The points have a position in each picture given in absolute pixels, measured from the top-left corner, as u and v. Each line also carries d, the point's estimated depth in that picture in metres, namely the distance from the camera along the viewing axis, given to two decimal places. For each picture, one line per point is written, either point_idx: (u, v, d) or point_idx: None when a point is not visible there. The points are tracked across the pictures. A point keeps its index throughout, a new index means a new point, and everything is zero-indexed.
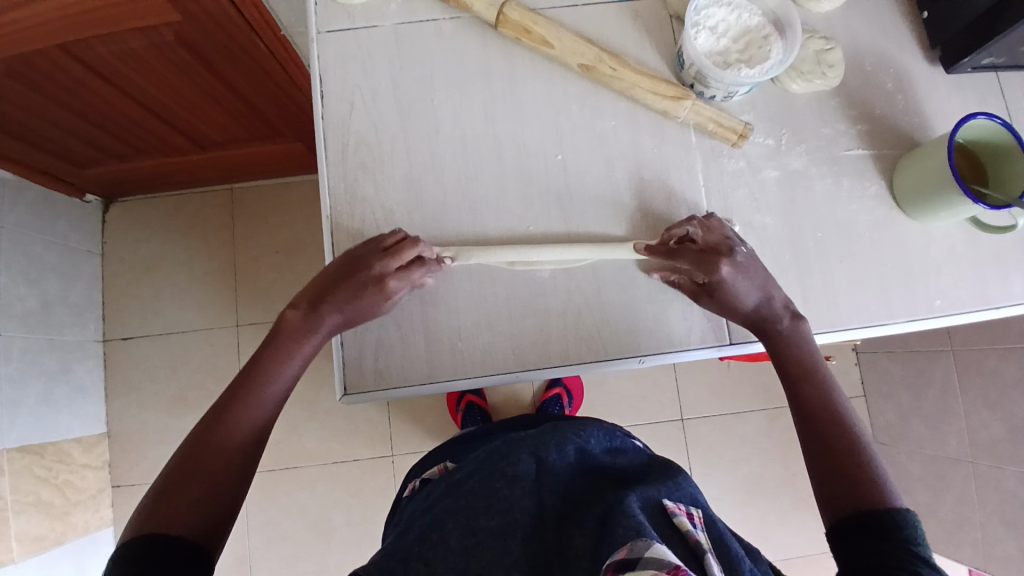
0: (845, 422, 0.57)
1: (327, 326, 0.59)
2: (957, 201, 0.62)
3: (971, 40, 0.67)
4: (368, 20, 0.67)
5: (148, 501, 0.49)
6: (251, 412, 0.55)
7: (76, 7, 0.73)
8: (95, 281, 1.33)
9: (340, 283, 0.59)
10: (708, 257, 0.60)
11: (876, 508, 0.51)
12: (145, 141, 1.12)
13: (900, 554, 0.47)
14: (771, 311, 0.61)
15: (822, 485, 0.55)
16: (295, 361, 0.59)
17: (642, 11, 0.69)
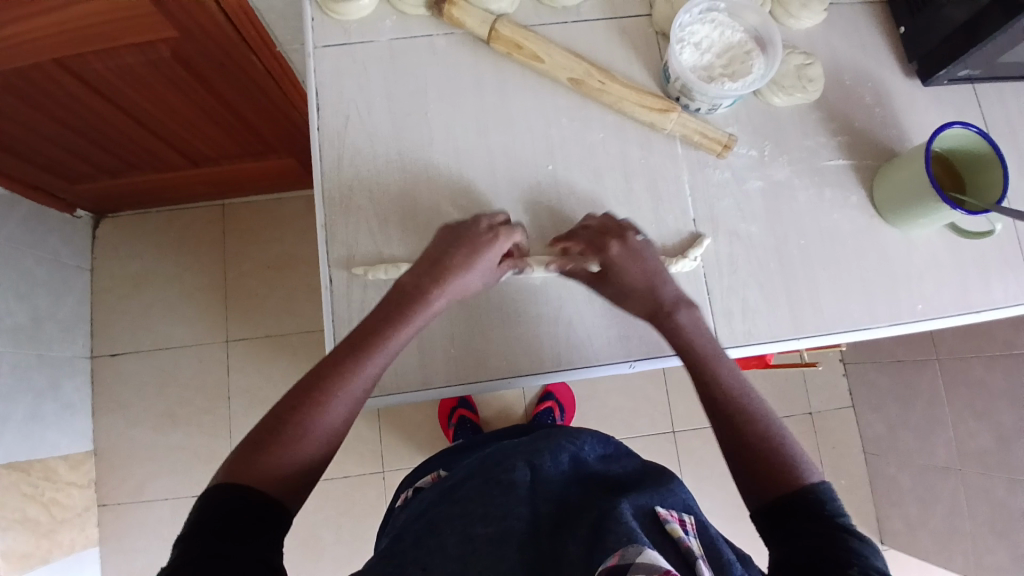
0: (752, 403, 0.55)
1: (442, 300, 0.58)
2: (936, 207, 0.64)
3: (945, 55, 0.70)
4: (363, 35, 0.69)
5: (243, 451, 0.48)
6: (356, 380, 0.53)
7: (72, 24, 0.74)
8: (84, 296, 1.33)
9: (461, 256, 0.59)
10: (599, 241, 0.62)
11: (798, 490, 0.48)
12: (138, 157, 1.13)
13: (832, 535, 0.44)
14: (662, 292, 0.61)
15: (743, 477, 0.51)
16: (407, 331, 0.56)
17: (629, 28, 0.72)
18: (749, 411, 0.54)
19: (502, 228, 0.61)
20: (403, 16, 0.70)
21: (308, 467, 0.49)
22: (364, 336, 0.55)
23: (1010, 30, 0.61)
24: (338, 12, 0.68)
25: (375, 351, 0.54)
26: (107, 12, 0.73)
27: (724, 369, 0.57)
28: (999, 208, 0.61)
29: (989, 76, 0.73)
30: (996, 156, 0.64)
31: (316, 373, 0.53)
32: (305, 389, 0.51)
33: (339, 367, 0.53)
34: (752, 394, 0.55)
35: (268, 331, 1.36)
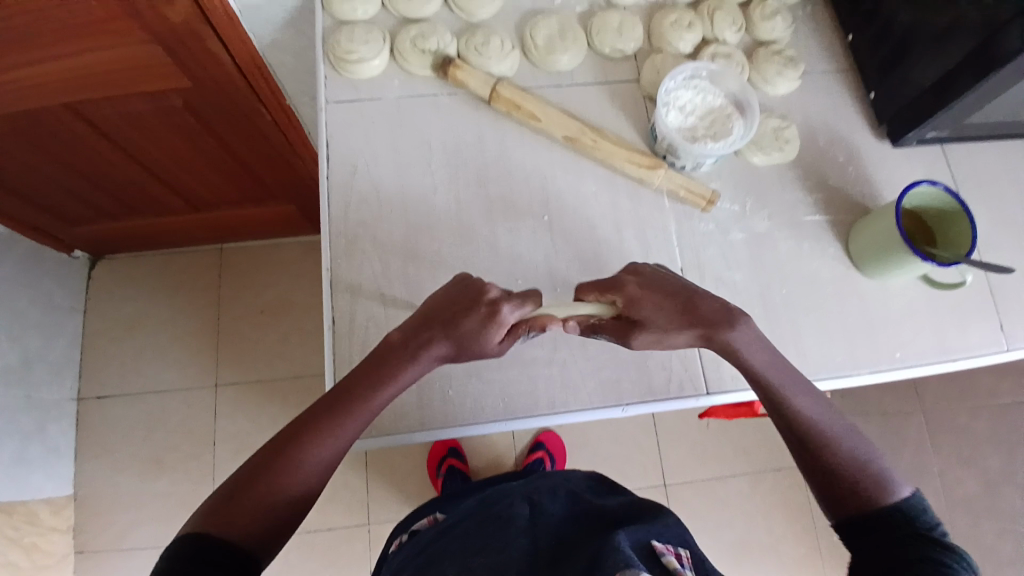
0: (824, 421, 0.57)
1: (429, 360, 0.56)
2: (908, 260, 0.68)
3: (913, 117, 0.76)
4: (372, 92, 0.74)
5: (221, 497, 0.50)
6: (334, 434, 0.54)
7: (88, 71, 0.79)
8: (75, 338, 1.33)
9: (453, 320, 0.55)
10: (610, 286, 0.60)
11: (883, 504, 0.52)
12: (141, 201, 1.16)
13: (918, 543, 0.48)
14: (693, 325, 0.58)
15: (820, 489, 0.55)
16: (388, 390, 0.55)
17: (619, 91, 0.77)
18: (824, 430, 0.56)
19: (506, 300, 0.55)
20: (410, 76, 0.75)
21: (277, 518, 0.50)
22: (347, 389, 0.55)
23: (978, 90, 0.67)
24: (349, 71, 0.73)
25: (356, 405, 0.55)
26: (124, 62, 0.78)
27: (793, 388, 0.58)
28: (972, 260, 0.65)
29: (957, 133, 0.79)
30: (963, 211, 0.68)
31: (298, 423, 0.54)
32: (286, 439, 0.53)
33: (319, 422, 0.54)
34: (827, 414, 0.57)
35: (258, 377, 1.35)
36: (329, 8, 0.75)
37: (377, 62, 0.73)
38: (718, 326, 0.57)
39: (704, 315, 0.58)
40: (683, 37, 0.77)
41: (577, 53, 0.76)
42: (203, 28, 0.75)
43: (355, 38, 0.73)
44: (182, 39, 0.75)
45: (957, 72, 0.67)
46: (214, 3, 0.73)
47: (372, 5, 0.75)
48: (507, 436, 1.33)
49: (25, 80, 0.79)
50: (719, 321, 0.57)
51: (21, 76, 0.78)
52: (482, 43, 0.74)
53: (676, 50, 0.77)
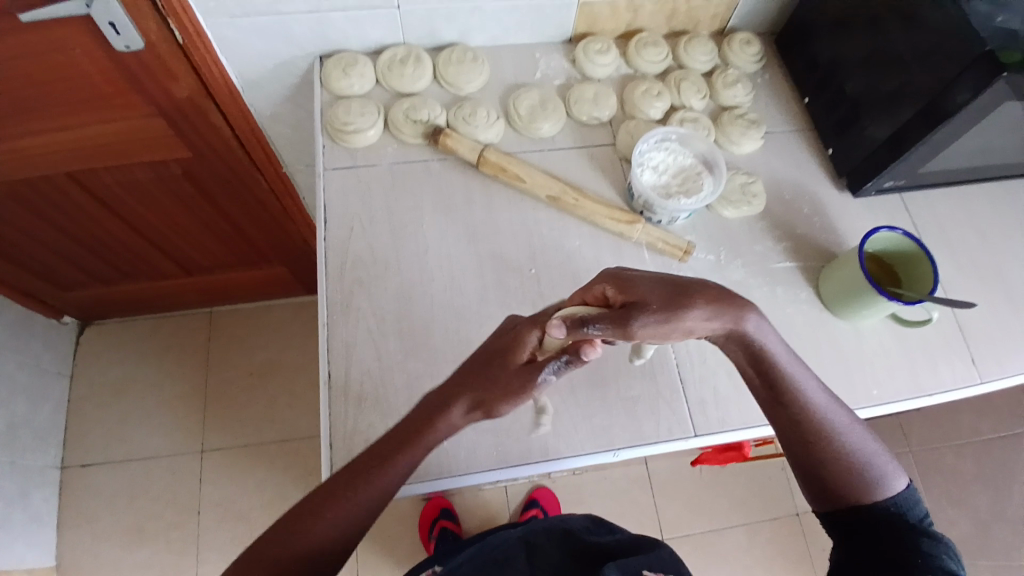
0: (833, 421, 0.56)
1: (459, 417, 0.56)
2: (875, 300, 0.72)
3: (870, 169, 0.82)
4: (367, 159, 0.79)
5: (242, 560, 0.52)
6: (360, 499, 0.54)
7: (93, 142, 0.83)
8: (61, 404, 1.31)
9: (491, 368, 0.56)
10: (596, 279, 0.57)
11: (876, 501, 0.56)
12: (135, 265, 1.19)
13: (908, 537, 0.54)
14: (694, 295, 0.53)
15: (814, 487, 0.58)
16: (415, 456, 0.55)
17: (597, 154, 0.83)
18: (831, 430, 0.56)
19: (529, 321, 0.57)
20: (403, 144, 0.80)
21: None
22: (373, 455, 0.55)
23: (929, 141, 0.73)
24: (346, 140, 0.78)
25: (383, 473, 0.55)
26: (128, 133, 0.83)
27: (805, 388, 0.56)
28: (936, 297, 0.69)
29: (913, 186, 0.85)
30: (921, 252, 0.73)
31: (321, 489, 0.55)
32: (313, 506, 0.54)
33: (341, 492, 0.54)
34: (832, 410, 0.57)
35: (245, 441, 1.33)
36: (328, 84, 0.81)
37: (372, 132, 0.79)
38: (717, 297, 0.54)
39: (701, 287, 0.54)
40: (653, 105, 0.84)
41: (557, 121, 0.82)
42: (206, 101, 0.81)
43: (352, 111, 0.78)
44: (185, 110, 0.81)
45: (912, 123, 0.73)
46: (218, 79, 0.79)
47: (368, 81, 0.82)
48: (500, 495, 1.32)
49: (29, 149, 0.83)
50: (719, 292, 0.54)
51: (29, 147, 0.82)
52: (470, 113, 0.80)
53: (648, 116, 0.84)
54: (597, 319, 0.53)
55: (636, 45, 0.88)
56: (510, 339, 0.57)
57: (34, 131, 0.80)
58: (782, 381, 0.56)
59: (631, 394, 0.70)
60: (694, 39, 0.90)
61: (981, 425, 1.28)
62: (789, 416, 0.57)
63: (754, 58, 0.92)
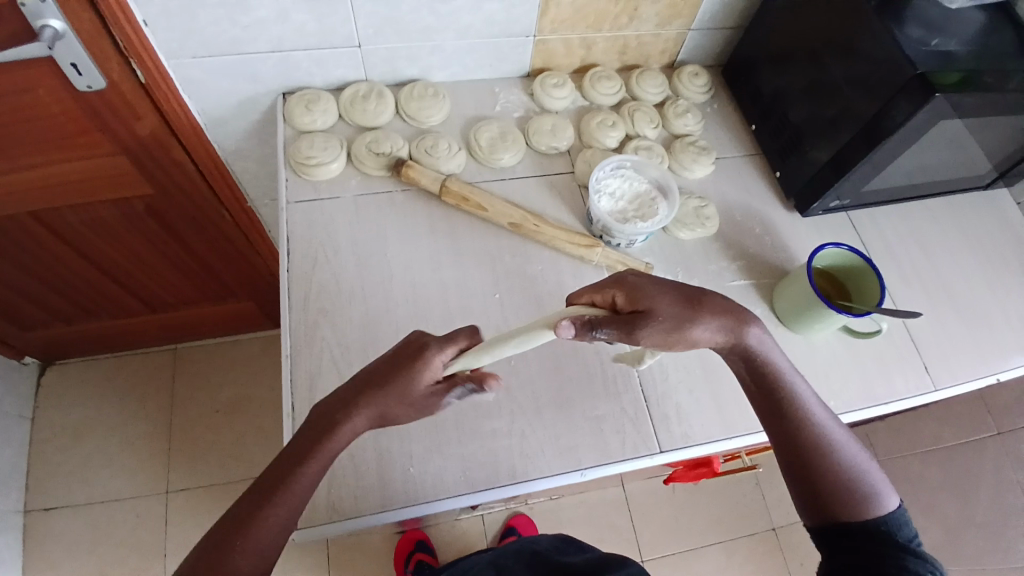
0: (828, 431, 0.59)
1: (360, 424, 0.53)
2: (826, 314, 0.75)
3: (814, 190, 0.86)
4: (332, 191, 0.80)
5: None
6: (269, 527, 0.50)
7: (56, 180, 0.83)
8: (22, 447, 1.26)
9: (392, 386, 0.53)
10: (608, 284, 0.59)
11: (869, 516, 0.56)
12: (98, 303, 1.16)
13: (896, 554, 0.53)
14: (703, 310, 0.57)
15: (806, 502, 0.58)
16: (315, 472, 0.52)
17: (556, 182, 0.86)
18: (825, 441, 0.58)
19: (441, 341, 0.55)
20: (366, 176, 0.82)
21: None
22: (276, 476, 0.52)
23: (869, 159, 0.78)
24: (310, 173, 0.80)
25: (289, 491, 0.51)
26: (92, 171, 0.83)
27: (802, 397, 0.59)
28: (881, 308, 0.73)
29: (855, 205, 0.90)
30: (867, 266, 0.77)
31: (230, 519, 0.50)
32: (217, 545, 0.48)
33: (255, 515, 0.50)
34: (827, 423, 0.59)
35: (213, 480, 1.30)
36: (291, 120, 0.82)
37: (335, 165, 0.80)
38: (724, 312, 0.58)
39: (709, 301, 0.58)
40: (608, 134, 0.88)
41: (516, 151, 0.85)
42: (170, 139, 0.82)
43: (315, 145, 0.80)
44: (149, 148, 0.81)
45: (853, 143, 0.78)
46: (182, 117, 0.80)
47: (331, 117, 0.84)
48: (478, 524, 1.30)
49: None
50: (725, 307, 0.58)
51: None
52: (432, 146, 0.83)
53: (604, 145, 0.88)
54: (607, 325, 0.55)
55: (590, 79, 0.93)
56: (413, 357, 0.54)
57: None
58: (780, 388, 0.59)
59: (595, 414, 0.71)
60: (645, 73, 0.95)
61: (940, 432, 1.33)
62: (784, 425, 0.59)
63: (701, 89, 0.97)
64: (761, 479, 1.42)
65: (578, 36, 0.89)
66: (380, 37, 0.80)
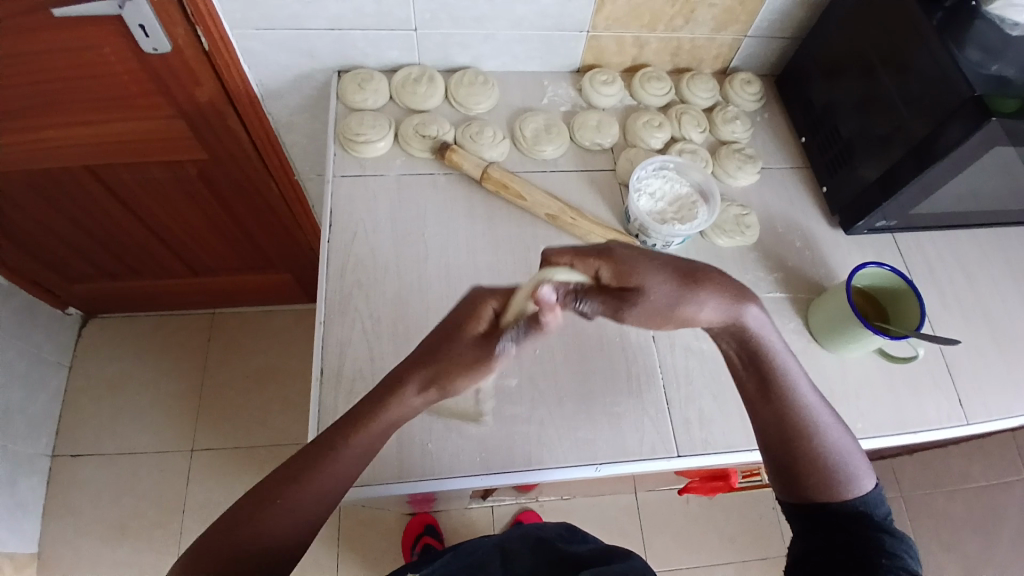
0: (817, 417, 0.57)
1: (414, 396, 0.54)
2: (862, 333, 0.73)
3: (862, 206, 0.84)
4: (376, 169, 0.82)
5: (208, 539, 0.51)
6: (325, 478, 0.53)
7: (115, 137, 0.87)
8: (57, 394, 1.32)
9: (444, 350, 0.54)
10: (593, 254, 0.56)
11: (846, 501, 0.55)
12: (141, 262, 1.21)
13: (873, 538, 0.53)
14: (698, 287, 0.54)
15: (784, 484, 0.58)
16: (380, 430, 0.55)
17: (597, 178, 0.86)
18: (810, 425, 0.57)
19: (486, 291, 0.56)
20: (410, 157, 0.83)
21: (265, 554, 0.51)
22: (335, 432, 0.54)
23: (919, 181, 0.75)
24: (357, 150, 0.82)
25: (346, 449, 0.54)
26: (148, 132, 0.87)
27: (795, 381, 0.57)
28: (920, 333, 0.70)
29: (903, 227, 0.87)
30: (908, 288, 0.74)
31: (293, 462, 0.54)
32: (279, 480, 0.53)
33: (318, 462, 0.53)
34: (812, 406, 0.57)
35: (235, 443, 1.34)
36: (343, 97, 0.85)
37: (382, 144, 0.82)
38: (720, 287, 0.55)
39: (705, 277, 0.55)
40: (653, 135, 0.87)
41: (560, 144, 0.86)
42: (226, 107, 0.85)
43: (364, 123, 0.82)
44: (206, 115, 0.85)
45: (904, 163, 0.76)
46: (240, 87, 0.83)
47: (382, 97, 0.86)
48: (487, 514, 1.31)
49: (53, 138, 0.86)
50: (721, 282, 0.55)
51: (51, 135, 0.85)
52: (477, 132, 0.84)
53: (648, 146, 0.88)
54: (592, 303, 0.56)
55: (640, 79, 0.92)
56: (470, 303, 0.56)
57: (58, 123, 0.84)
58: (773, 371, 0.57)
59: (618, 410, 0.71)
60: (696, 77, 0.94)
61: (970, 470, 1.28)
62: (772, 407, 0.57)
63: (753, 97, 0.96)
64: None
65: (631, 35, 0.88)
66: (435, 22, 0.81)
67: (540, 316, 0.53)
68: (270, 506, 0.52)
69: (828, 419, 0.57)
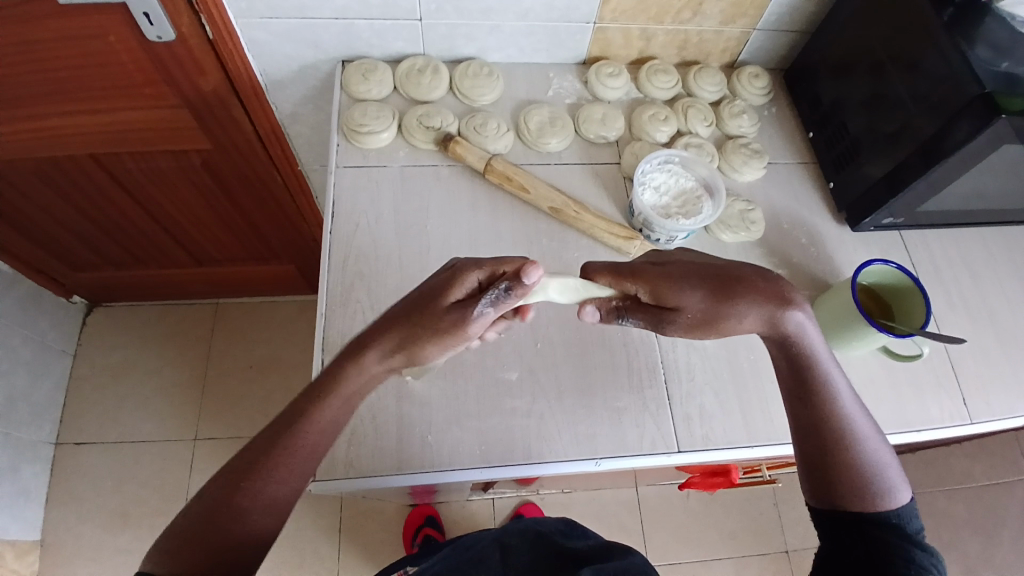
0: (857, 425, 0.57)
1: (377, 360, 0.55)
2: (866, 332, 0.73)
3: (868, 204, 0.83)
4: (379, 161, 0.82)
5: (181, 520, 0.51)
6: (291, 458, 0.54)
7: (119, 125, 0.87)
8: (61, 382, 1.33)
9: (417, 314, 0.54)
10: (626, 275, 0.59)
11: (880, 511, 0.55)
12: (146, 251, 1.21)
13: (902, 549, 0.53)
14: (741, 297, 0.54)
15: (816, 490, 0.58)
16: (339, 406, 0.55)
17: (601, 172, 0.86)
18: (848, 434, 0.57)
19: (473, 264, 0.54)
20: (414, 149, 0.83)
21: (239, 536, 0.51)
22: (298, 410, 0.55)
23: (926, 179, 0.74)
24: (360, 141, 0.81)
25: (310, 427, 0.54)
26: (154, 122, 0.86)
27: (837, 388, 0.58)
28: (925, 332, 0.70)
29: (910, 225, 0.86)
30: (913, 286, 0.73)
31: (263, 444, 0.54)
32: (248, 462, 0.53)
33: (285, 441, 0.54)
34: (852, 417, 0.57)
35: (237, 432, 1.34)
36: (346, 88, 0.84)
37: (385, 135, 0.81)
38: (765, 294, 0.55)
39: (747, 287, 0.55)
40: (659, 128, 0.87)
41: (564, 137, 0.85)
42: (230, 97, 0.85)
43: (368, 114, 0.82)
44: (211, 105, 0.84)
45: (910, 161, 0.75)
46: (244, 77, 0.83)
47: (386, 88, 0.85)
48: (488, 506, 1.31)
49: (58, 126, 0.86)
50: (764, 290, 0.55)
51: (56, 122, 0.85)
52: (481, 124, 0.83)
53: (654, 140, 0.87)
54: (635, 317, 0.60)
55: (647, 72, 0.91)
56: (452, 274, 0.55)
57: (63, 110, 0.84)
58: (817, 378, 0.57)
59: (618, 406, 0.71)
60: (703, 70, 0.93)
61: (972, 470, 1.27)
62: (811, 413, 0.58)
63: (761, 91, 0.95)
64: (781, 498, 1.39)
65: (638, 28, 0.87)
66: (441, 12, 0.81)
67: (523, 278, 0.53)
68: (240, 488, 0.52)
69: (866, 430, 0.57)
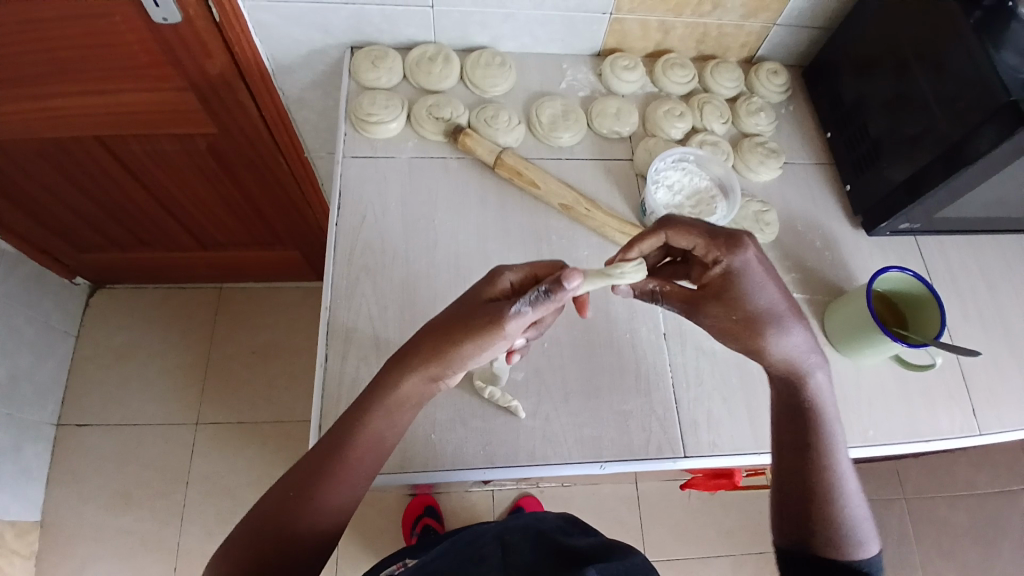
0: (841, 472, 0.57)
1: (421, 384, 0.53)
2: (878, 340, 0.71)
3: (887, 209, 0.81)
4: (388, 151, 0.80)
5: (238, 532, 0.52)
6: (350, 472, 0.53)
7: (123, 107, 0.85)
8: (63, 363, 1.33)
9: (442, 332, 0.51)
10: (711, 246, 0.56)
11: (846, 559, 0.55)
12: (150, 234, 1.20)
13: None
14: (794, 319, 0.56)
15: (788, 529, 0.57)
16: (386, 419, 0.54)
17: (614, 168, 0.84)
18: (827, 483, 0.56)
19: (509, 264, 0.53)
20: (423, 140, 0.81)
21: (295, 544, 0.51)
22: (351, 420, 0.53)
23: (947, 186, 0.72)
24: (369, 130, 0.80)
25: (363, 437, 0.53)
26: (158, 104, 0.85)
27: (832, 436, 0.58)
28: (940, 343, 0.68)
29: (927, 231, 0.85)
30: (931, 295, 0.72)
31: (321, 454, 0.53)
32: (308, 472, 0.53)
33: (342, 450, 0.53)
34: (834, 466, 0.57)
35: (237, 417, 1.34)
36: (356, 75, 0.82)
37: (394, 125, 0.80)
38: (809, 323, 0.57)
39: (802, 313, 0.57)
40: (674, 125, 0.85)
41: (577, 132, 0.83)
42: (237, 80, 0.83)
43: (377, 103, 0.80)
44: (215, 87, 0.83)
45: (931, 166, 0.73)
46: (251, 61, 0.81)
47: (396, 76, 0.83)
48: (487, 499, 1.31)
49: (57, 109, 0.85)
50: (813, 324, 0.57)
51: (56, 103, 0.84)
52: (492, 116, 0.81)
53: (668, 136, 0.85)
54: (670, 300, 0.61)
55: (663, 65, 0.89)
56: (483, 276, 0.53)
57: (62, 91, 0.82)
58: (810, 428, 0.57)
59: (624, 409, 0.70)
60: (722, 65, 0.91)
61: (975, 477, 1.26)
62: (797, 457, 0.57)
63: (780, 89, 0.92)
64: None
65: (656, 19, 0.85)
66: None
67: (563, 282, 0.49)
68: (299, 499, 0.52)
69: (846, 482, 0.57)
